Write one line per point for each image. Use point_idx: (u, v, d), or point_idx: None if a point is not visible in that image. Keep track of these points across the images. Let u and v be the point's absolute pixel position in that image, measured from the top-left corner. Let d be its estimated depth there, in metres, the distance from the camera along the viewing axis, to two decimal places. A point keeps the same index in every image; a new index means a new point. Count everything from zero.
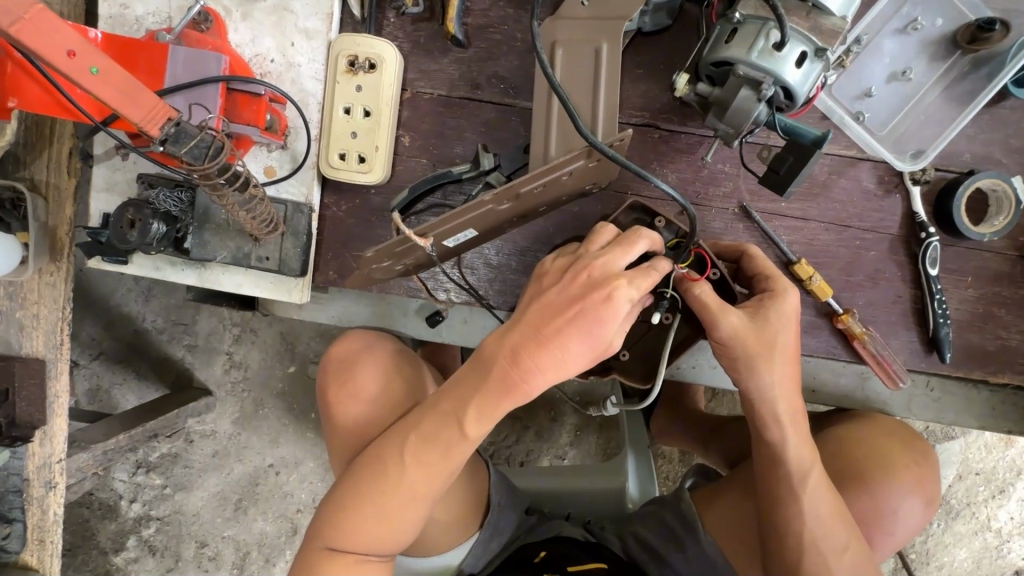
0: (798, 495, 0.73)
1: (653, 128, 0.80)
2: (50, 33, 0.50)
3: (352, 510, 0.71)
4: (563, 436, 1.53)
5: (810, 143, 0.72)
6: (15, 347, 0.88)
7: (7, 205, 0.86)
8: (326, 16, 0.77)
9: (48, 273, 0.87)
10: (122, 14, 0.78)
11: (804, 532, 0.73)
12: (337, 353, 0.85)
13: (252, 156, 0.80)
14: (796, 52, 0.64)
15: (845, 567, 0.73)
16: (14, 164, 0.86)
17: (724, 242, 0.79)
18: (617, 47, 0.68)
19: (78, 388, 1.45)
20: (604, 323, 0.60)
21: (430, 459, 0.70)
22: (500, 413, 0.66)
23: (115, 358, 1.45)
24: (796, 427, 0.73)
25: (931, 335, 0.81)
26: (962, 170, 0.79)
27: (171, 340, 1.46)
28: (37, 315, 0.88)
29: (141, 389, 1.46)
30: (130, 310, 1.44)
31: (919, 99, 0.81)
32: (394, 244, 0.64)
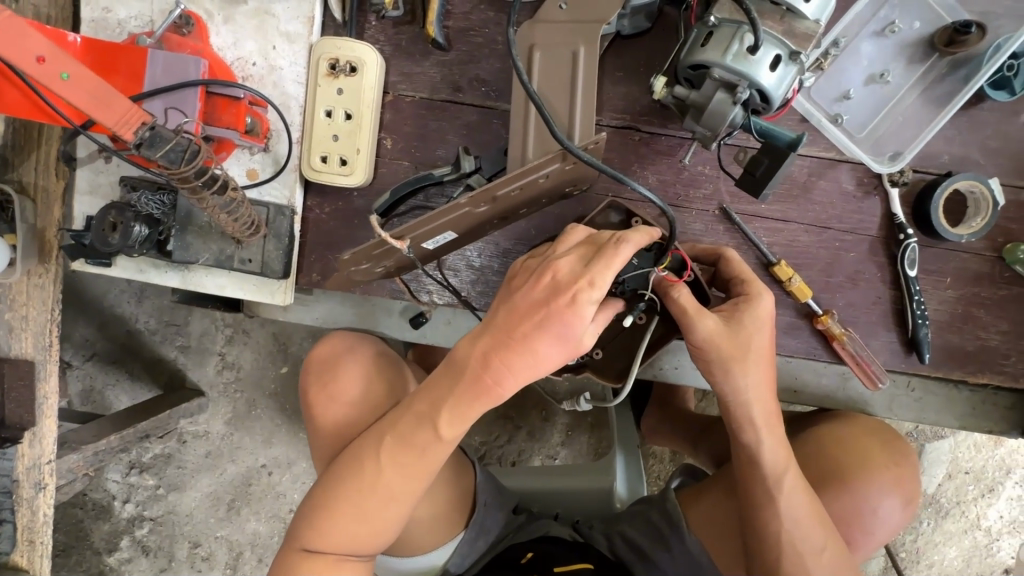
0: (773, 497, 0.73)
1: (634, 130, 0.81)
2: (20, 39, 0.52)
3: (331, 512, 0.72)
4: (554, 436, 1.53)
5: (786, 147, 0.73)
6: (4, 349, 0.88)
7: None
8: (307, 20, 0.77)
9: (37, 275, 0.88)
10: (105, 18, 0.78)
11: (781, 533, 0.73)
12: (319, 356, 0.86)
13: (234, 159, 0.80)
14: (771, 55, 0.65)
15: (822, 568, 0.73)
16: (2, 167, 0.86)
17: (701, 245, 0.79)
18: (594, 50, 0.68)
19: (71, 389, 1.45)
20: (571, 325, 0.60)
21: (406, 461, 0.70)
22: (473, 415, 0.67)
23: (108, 359, 1.46)
24: (771, 430, 0.74)
25: (910, 336, 0.82)
26: (941, 171, 0.80)
27: (164, 341, 1.46)
28: (26, 316, 0.88)
29: (133, 390, 1.47)
30: (123, 311, 1.45)
31: (897, 101, 0.81)
32: (371, 247, 0.64)
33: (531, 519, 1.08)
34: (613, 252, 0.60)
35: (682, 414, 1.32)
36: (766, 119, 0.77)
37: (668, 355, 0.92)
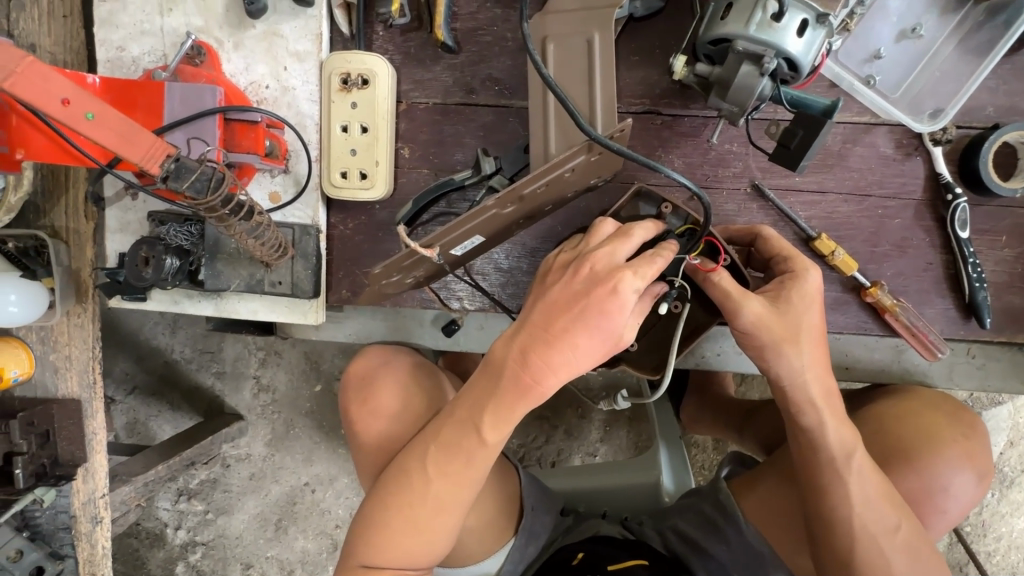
0: (839, 477, 0.70)
1: (654, 114, 0.78)
2: (43, 83, 0.51)
3: (383, 528, 0.71)
4: (592, 433, 1.52)
5: (821, 114, 0.67)
6: (52, 390, 0.92)
7: (31, 253, 0.87)
8: (316, 38, 0.77)
9: (76, 315, 0.90)
10: (119, 57, 0.79)
11: (853, 517, 0.70)
12: (357, 370, 0.85)
13: (257, 182, 0.80)
14: (798, 20, 0.61)
15: (898, 549, 0.70)
16: (34, 214, 0.88)
17: (733, 227, 0.76)
18: (610, 35, 0.66)
19: (117, 422, 1.49)
20: (611, 316, 0.59)
21: (454, 468, 0.69)
22: (518, 417, 0.65)
23: (149, 391, 1.49)
24: (830, 411, 0.71)
25: (968, 300, 0.78)
26: (986, 125, 0.76)
27: (200, 369, 1.49)
28: (69, 356, 0.92)
29: (175, 419, 1.50)
30: (159, 343, 1.48)
31: (933, 56, 0.76)
32: (402, 258, 0.63)
33: (579, 520, 1.09)
34: (650, 260, 0.60)
35: (724, 401, 1.29)
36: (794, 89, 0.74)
37: (707, 342, 0.88)
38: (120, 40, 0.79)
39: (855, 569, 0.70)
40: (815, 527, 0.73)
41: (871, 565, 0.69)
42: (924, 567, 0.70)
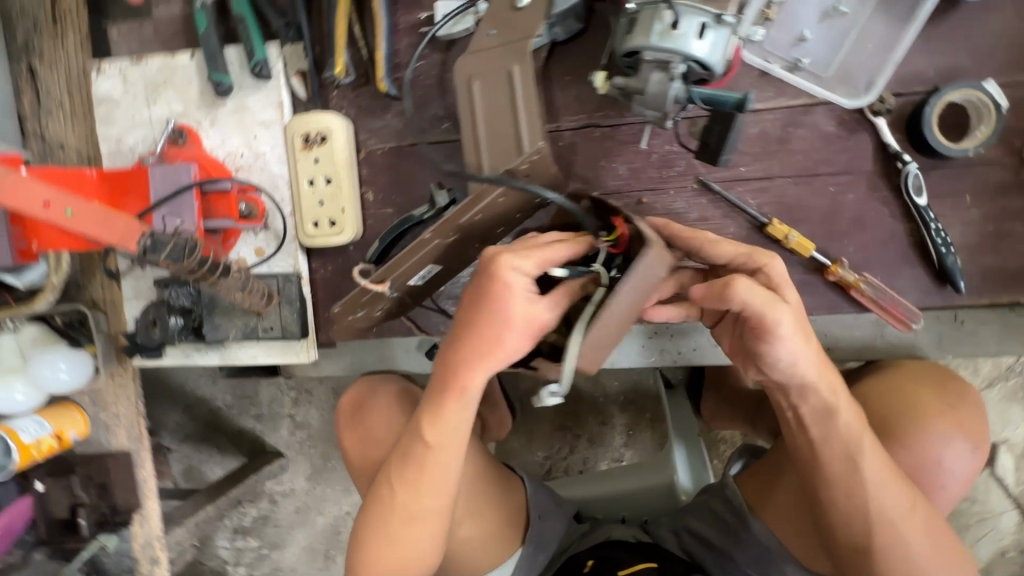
0: (851, 462, 0.67)
1: (593, 127, 0.82)
2: (25, 190, 0.59)
3: (368, 540, 0.77)
4: (616, 438, 1.53)
5: (733, 108, 0.67)
6: (106, 444, 1.07)
7: (76, 324, 1.01)
8: (277, 106, 0.85)
9: (119, 375, 1.05)
10: (118, 148, 0.90)
11: (863, 505, 0.67)
12: (347, 402, 0.91)
13: (243, 241, 0.89)
14: (696, 24, 0.64)
15: (916, 529, 0.67)
16: (76, 291, 1.03)
17: (675, 228, 0.70)
18: (527, 66, 0.70)
19: (175, 469, 1.63)
20: (500, 297, 0.61)
21: (435, 478, 0.73)
22: (462, 417, 0.70)
23: (199, 438, 1.62)
24: (839, 393, 0.66)
25: (938, 266, 0.77)
26: (926, 89, 0.75)
27: (241, 413, 1.61)
28: (117, 413, 1.07)
29: (224, 461, 1.62)
30: (203, 393, 1.61)
31: (861, 29, 0.75)
32: (358, 292, 0.70)
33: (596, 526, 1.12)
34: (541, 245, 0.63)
35: (735, 393, 1.27)
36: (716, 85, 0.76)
37: (679, 338, 0.90)
38: (120, 134, 0.90)
39: (875, 559, 0.67)
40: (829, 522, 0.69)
41: (891, 552, 0.66)
42: (942, 548, 0.67)
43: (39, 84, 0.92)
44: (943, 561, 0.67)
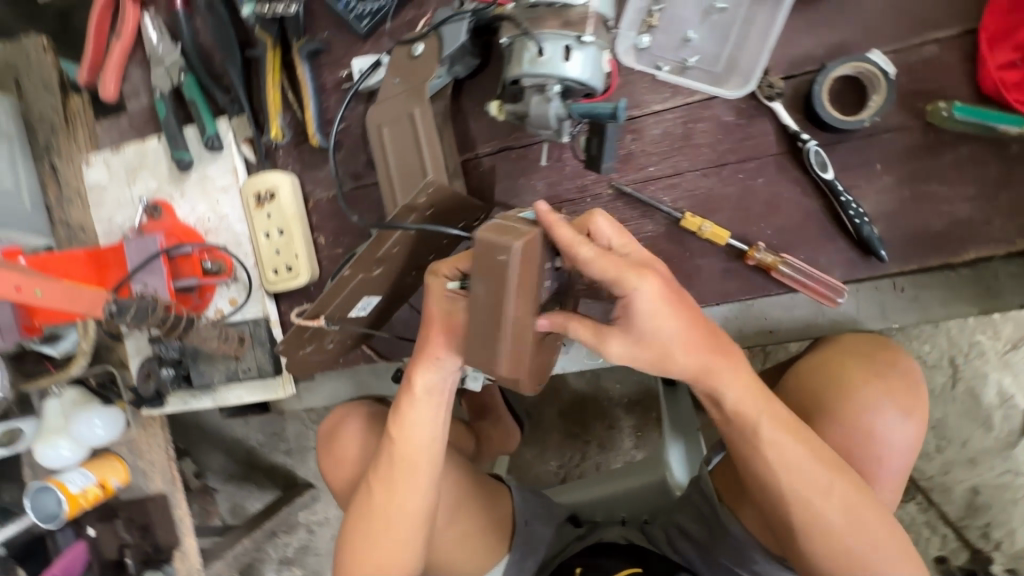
0: (754, 445, 0.66)
1: (509, 149, 0.87)
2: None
3: (350, 546, 0.84)
4: (625, 440, 1.54)
5: (611, 118, 0.72)
6: (145, 488, 1.22)
7: (107, 384, 1.18)
8: (232, 172, 0.96)
9: (149, 424, 1.21)
10: (112, 228, 1.04)
11: (805, 481, 0.65)
12: (326, 428, 0.99)
13: (218, 294, 0.99)
14: (560, 48, 0.68)
15: (859, 503, 0.65)
16: (106, 355, 1.20)
17: (558, 231, 0.58)
18: (425, 108, 0.78)
19: (222, 507, 1.76)
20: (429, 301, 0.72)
21: (408, 478, 0.82)
22: (420, 420, 0.81)
23: (241, 477, 1.76)
24: (730, 377, 0.65)
25: (857, 238, 0.77)
26: (816, 67, 0.76)
27: (273, 450, 1.73)
28: (150, 459, 1.21)
29: (263, 496, 1.75)
30: (238, 434, 1.74)
31: (743, 21, 0.77)
32: (298, 330, 0.78)
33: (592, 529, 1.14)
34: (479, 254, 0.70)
35: None
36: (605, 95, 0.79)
37: None
38: (109, 214, 1.04)
39: (827, 535, 0.65)
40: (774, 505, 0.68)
41: (841, 526, 0.65)
42: (866, 526, 0.65)
43: (60, 179, 1.08)
44: (868, 538, 0.65)
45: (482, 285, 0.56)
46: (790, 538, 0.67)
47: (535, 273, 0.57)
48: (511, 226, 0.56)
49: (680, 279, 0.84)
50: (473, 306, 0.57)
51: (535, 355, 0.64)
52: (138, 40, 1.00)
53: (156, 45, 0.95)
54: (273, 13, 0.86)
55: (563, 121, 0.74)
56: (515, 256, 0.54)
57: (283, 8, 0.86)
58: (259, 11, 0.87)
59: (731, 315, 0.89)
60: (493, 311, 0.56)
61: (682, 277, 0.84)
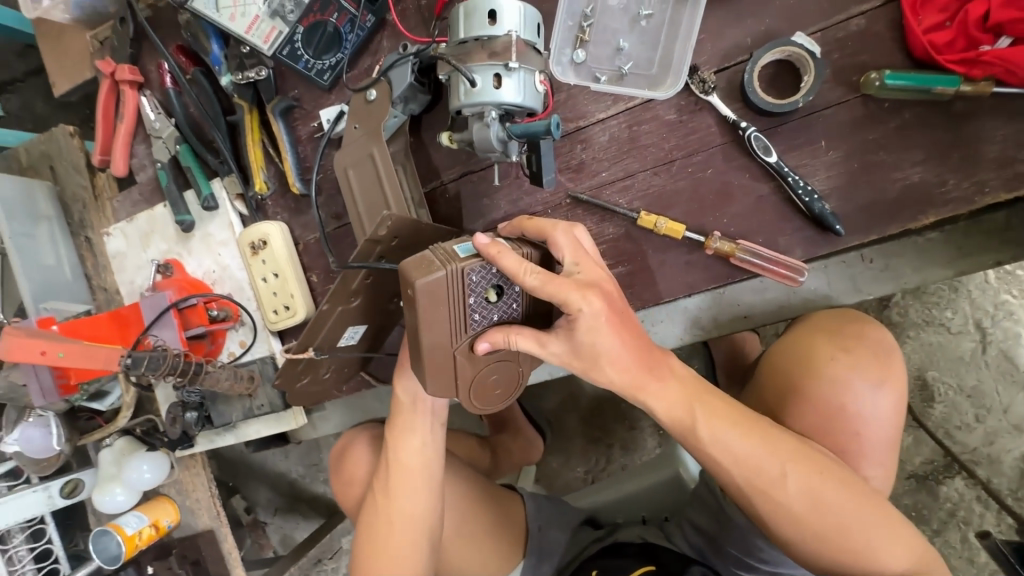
0: (699, 448, 0.67)
1: (470, 173, 0.92)
2: (28, 346, 0.78)
3: (359, 559, 0.88)
4: (648, 440, 1.54)
5: (546, 135, 0.75)
6: (196, 526, 1.33)
7: (151, 431, 1.30)
8: (229, 226, 1.06)
9: (193, 464, 1.32)
10: (137, 290, 1.16)
11: (768, 466, 0.66)
12: (337, 449, 1.06)
13: (230, 338, 1.08)
14: (491, 77, 0.73)
15: (827, 481, 0.66)
16: (148, 404, 1.32)
17: (503, 260, 0.62)
18: (382, 148, 0.84)
19: (273, 539, 1.85)
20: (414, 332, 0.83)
21: (405, 483, 0.86)
22: (417, 431, 0.87)
23: (287, 508, 1.85)
24: (657, 389, 0.67)
25: (811, 215, 0.77)
26: (746, 57, 0.79)
27: (313, 480, 1.82)
28: (196, 496, 1.33)
29: (309, 525, 1.83)
30: (279, 467, 1.83)
31: (670, 24, 0.81)
32: (291, 363, 0.86)
33: (612, 531, 1.13)
34: None
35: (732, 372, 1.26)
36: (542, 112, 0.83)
37: None
38: (131, 276, 1.16)
39: (798, 515, 0.66)
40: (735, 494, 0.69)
41: (814, 504, 0.65)
42: (829, 506, 0.65)
43: (95, 249, 1.21)
44: (833, 518, 0.65)
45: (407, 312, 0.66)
46: (759, 524, 0.69)
47: (445, 304, 0.64)
48: (431, 261, 0.63)
49: (647, 276, 0.86)
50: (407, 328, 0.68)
51: (472, 376, 0.70)
52: (140, 120, 1.12)
53: (154, 121, 1.06)
54: (246, 79, 0.96)
55: (503, 143, 0.78)
56: (425, 292, 0.61)
57: (255, 73, 0.95)
58: (234, 80, 0.96)
59: (703, 306, 0.91)
60: (414, 337, 0.66)
61: (649, 274, 0.86)
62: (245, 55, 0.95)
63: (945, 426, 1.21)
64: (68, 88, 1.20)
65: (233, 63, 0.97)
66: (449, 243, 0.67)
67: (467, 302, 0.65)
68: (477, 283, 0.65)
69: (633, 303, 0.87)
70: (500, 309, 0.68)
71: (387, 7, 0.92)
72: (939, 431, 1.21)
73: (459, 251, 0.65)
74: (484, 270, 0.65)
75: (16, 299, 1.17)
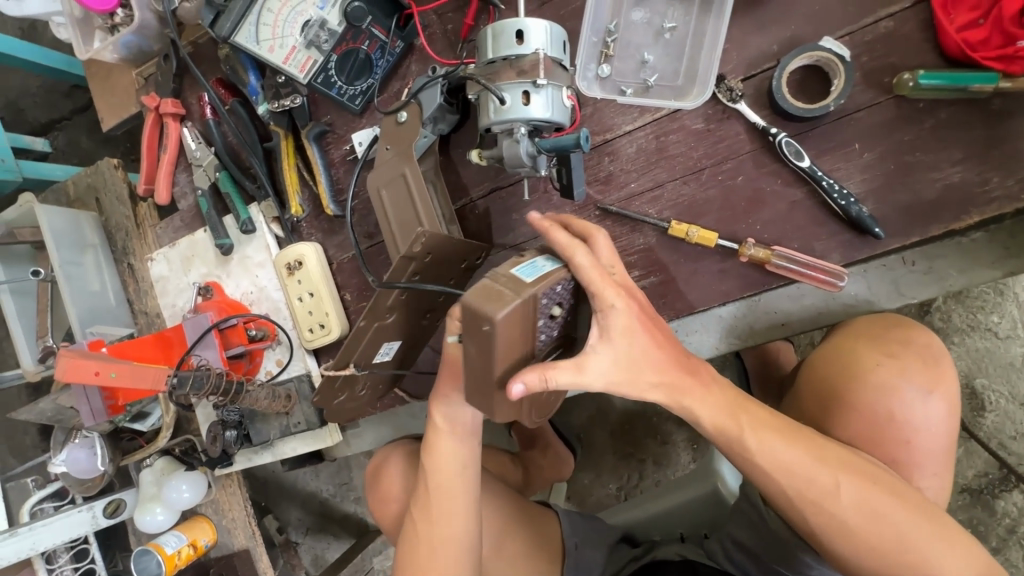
0: (745, 458, 0.66)
1: (498, 189, 0.93)
2: (85, 367, 0.82)
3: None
4: (681, 455, 1.50)
5: (575, 148, 0.76)
6: (232, 545, 1.35)
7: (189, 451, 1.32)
8: (265, 248, 1.09)
9: (228, 484, 1.34)
10: (178, 312, 1.20)
11: (820, 476, 0.64)
12: (371, 466, 1.07)
13: (267, 357, 1.11)
14: (520, 94, 0.75)
15: (882, 493, 0.64)
16: (185, 424, 1.35)
17: (556, 236, 0.64)
18: (415, 167, 0.86)
19: (305, 560, 1.85)
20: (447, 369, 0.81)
21: (444, 505, 0.85)
22: (453, 457, 0.86)
23: (318, 529, 1.85)
24: (699, 399, 0.66)
25: (848, 218, 0.76)
26: (772, 64, 0.79)
27: (344, 499, 1.83)
28: (232, 515, 1.34)
29: (340, 545, 1.83)
30: (310, 487, 1.85)
31: (694, 35, 0.82)
32: (329, 380, 0.87)
33: (650, 548, 1.10)
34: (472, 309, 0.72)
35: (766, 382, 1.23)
36: (568, 128, 0.84)
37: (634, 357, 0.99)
38: (173, 299, 1.21)
39: (852, 528, 0.63)
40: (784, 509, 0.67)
41: (869, 517, 0.63)
42: (886, 518, 0.63)
43: (137, 275, 1.25)
44: (891, 532, 0.62)
45: (473, 348, 0.59)
46: (811, 539, 0.66)
47: (519, 331, 0.59)
48: (499, 292, 0.57)
49: (679, 286, 0.86)
50: (468, 359, 0.61)
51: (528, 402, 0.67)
52: (181, 150, 1.17)
53: (195, 151, 1.11)
54: (282, 107, 1.00)
55: (533, 157, 0.79)
56: (501, 323, 0.55)
57: (290, 101, 0.99)
58: (271, 108, 1.00)
59: (738, 314, 0.90)
60: (483, 369, 0.60)
61: (682, 282, 0.85)
62: (280, 84, 0.99)
63: (997, 437, 1.15)
64: (114, 123, 1.27)
65: (270, 92, 1.01)
66: (504, 266, 0.61)
67: (537, 325, 0.61)
68: (547, 303, 0.61)
69: (666, 314, 0.86)
70: (553, 329, 0.66)
71: (415, 33, 0.95)
72: (992, 442, 1.15)
73: (525, 275, 0.59)
74: (552, 292, 0.61)
75: (65, 325, 1.23)
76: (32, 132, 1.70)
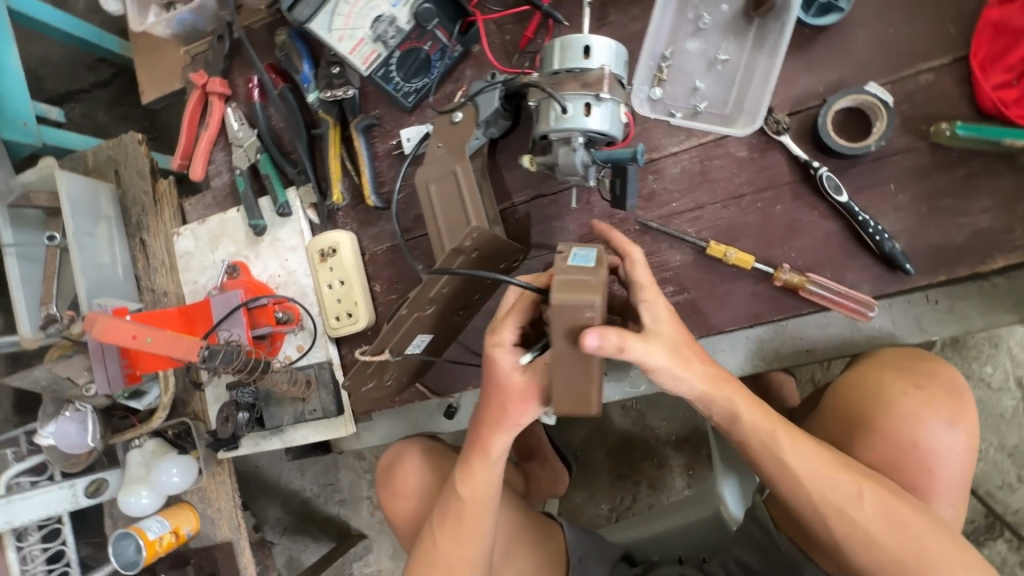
0: (776, 458, 0.69)
1: (541, 196, 0.96)
2: (121, 329, 0.81)
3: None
4: (676, 480, 1.51)
5: (631, 161, 0.84)
6: (214, 536, 1.32)
7: (183, 435, 1.29)
8: (299, 233, 1.10)
9: (219, 473, 1.30)
10: (197, 288, 1.20)
11: (846, 484, 0.68)
12: (383, 462, 1.05)
13: (287, 341, 1.10)
14: (581, 105, 0.78)
15: (909, 508, 0.67)
16: (182, 405, 1.30)
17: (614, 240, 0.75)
18: (466, 164, 0.89)
19: (278, 561, 1.80)
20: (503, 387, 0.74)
21: (463, 514, 0.84)
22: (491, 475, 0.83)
23: (296, 530, 1.81)
24: (738, 392, 0.69)
25: (881, 253, 0.80)
26: (818, 103, 0.84)
27: (327, 501, 1.79)
28: (219, 505, 1.31)
29: (318, 547, 1.79)
30: (294, 485, 1.81)
31: (744, 68, 0.87)
32: (361, 366, 0.87)
33: (649, 568, 1.10)
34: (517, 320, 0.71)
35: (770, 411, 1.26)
36: (617, 144, 0.87)
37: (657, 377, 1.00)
38: (195, 276, 1.20)
39: (875, 538, 0.66)
40: (808, 519, 0.70)
41: (894, 529, 0.66)
42: (906, 530, 0.66)
43: (149, 250, 1.25)
44: (911, 543, 0.66)
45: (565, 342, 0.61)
46: (832, 550, 0.69)
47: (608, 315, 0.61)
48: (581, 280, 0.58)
49: (711, 304, 0.88)
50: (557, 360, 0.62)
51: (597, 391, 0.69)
52: (222, 129, 1.18)
53: (237, 131, 1.13)
54: (334, 96, 1.02)
55: (587, 166, 0.83)
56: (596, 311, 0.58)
57: (342, 91, 1.02)
58: (323, 96, 1.02)
59: (765, 337, 0.92)
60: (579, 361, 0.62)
61: (713, 302, 0.88)
62: (335, 75, 1.02)
63: (986, 485, 1.19)
64: (154, 97, 1.28)
65: (322, 82, 1.03)
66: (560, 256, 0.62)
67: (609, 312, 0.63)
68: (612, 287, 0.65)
69: (696, 330, 0.89)
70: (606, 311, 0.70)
71: (475, 40, 0.99)
72: (980, 489, 1.19)
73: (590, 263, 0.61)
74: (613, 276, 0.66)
75: (71, 292, 1.20)
76: (48, 100, 1.69)
